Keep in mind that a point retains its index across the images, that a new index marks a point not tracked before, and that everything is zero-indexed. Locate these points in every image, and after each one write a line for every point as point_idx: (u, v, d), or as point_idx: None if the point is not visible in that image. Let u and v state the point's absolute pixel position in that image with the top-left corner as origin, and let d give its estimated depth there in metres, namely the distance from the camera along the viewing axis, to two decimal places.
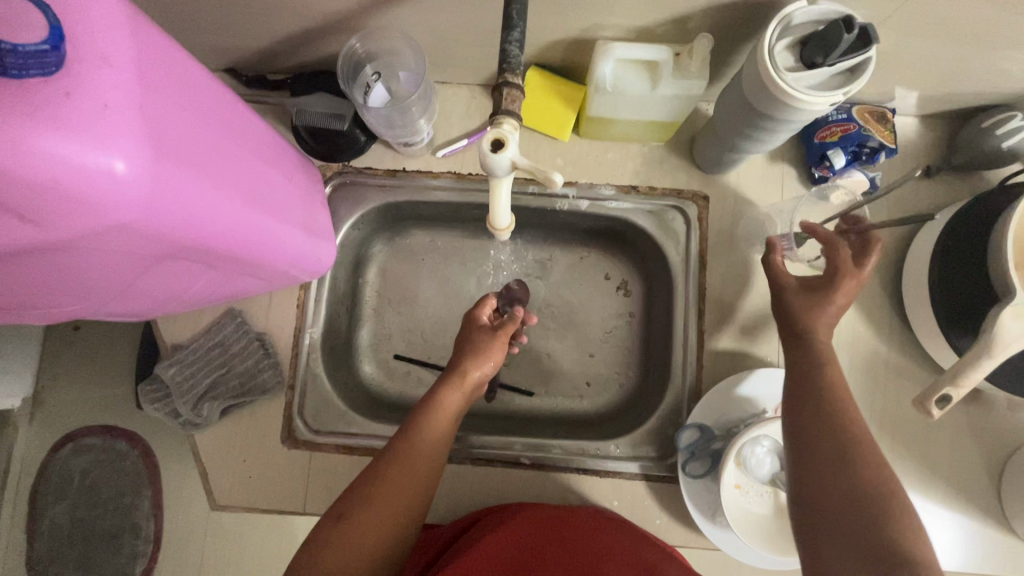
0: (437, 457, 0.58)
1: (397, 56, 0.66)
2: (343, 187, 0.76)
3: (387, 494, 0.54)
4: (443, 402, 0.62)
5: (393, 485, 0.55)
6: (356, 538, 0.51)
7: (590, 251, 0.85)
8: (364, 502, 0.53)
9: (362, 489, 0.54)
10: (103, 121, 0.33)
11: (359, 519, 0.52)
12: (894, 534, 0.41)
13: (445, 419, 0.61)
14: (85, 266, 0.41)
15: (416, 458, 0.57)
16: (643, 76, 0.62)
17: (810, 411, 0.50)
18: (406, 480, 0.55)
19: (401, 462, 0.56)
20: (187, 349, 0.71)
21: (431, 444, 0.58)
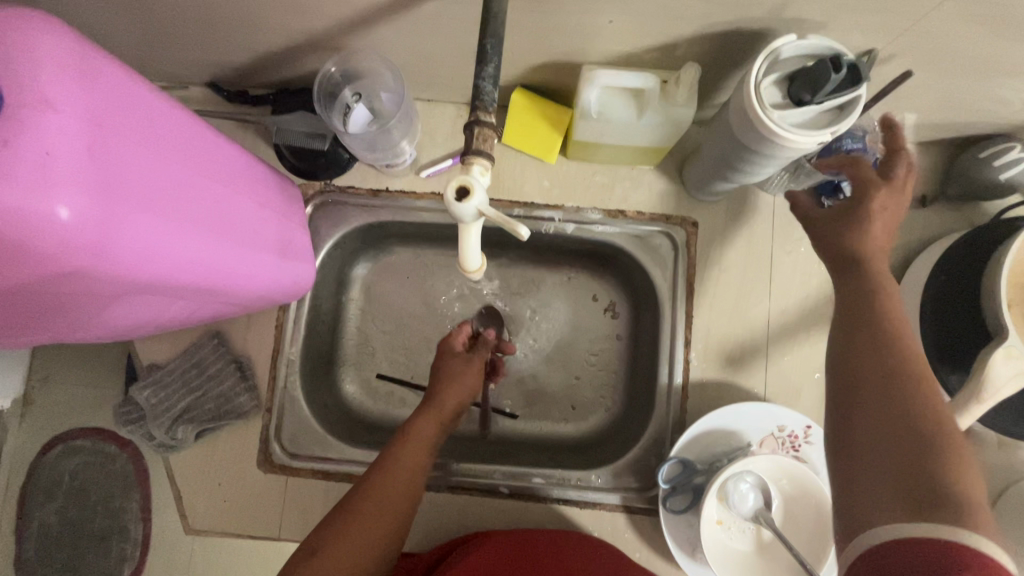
0: (414, 491, 0.57)
1: (377, 77, 0.64)
2: (325, 206, 0.74)
3: (360, 529, 0.52)
4: (422, 430, 0.60)
5: (365, 521, 0.53)
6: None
7: (578, 272, 0.84)
8: (336, 537, 0.51)
9: (333, 524, 0.52)
10: (45, 169, 0.32)
11: (331, 554, 0.50)
12: (938, 473, 0.35)
13: (425, 448, 0.59)
14: (37, 305, 0.39)
15: (391, 491, 0.55)
16: (628, 103, 0.60)
17: (860, 342, 0.42)
18: (381, 515, 0.53)
19: (376, 496, 0.54)
20: (163, 369, 0.70)
21: (408, 476, 0.56)
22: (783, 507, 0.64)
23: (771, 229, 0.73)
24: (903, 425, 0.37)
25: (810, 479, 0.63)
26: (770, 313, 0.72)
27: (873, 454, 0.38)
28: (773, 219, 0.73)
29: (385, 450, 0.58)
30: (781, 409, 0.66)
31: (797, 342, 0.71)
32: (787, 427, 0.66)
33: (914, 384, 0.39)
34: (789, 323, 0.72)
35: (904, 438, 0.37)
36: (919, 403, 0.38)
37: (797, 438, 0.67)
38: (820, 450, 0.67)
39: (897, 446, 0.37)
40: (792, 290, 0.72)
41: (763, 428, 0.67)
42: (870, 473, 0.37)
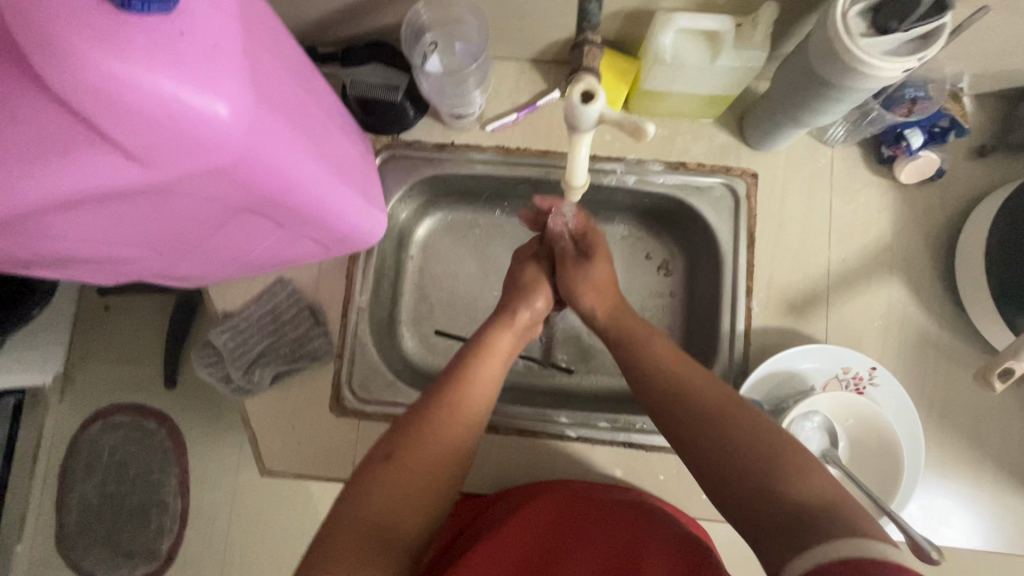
0: (484, 400, 0.60)
1: (461, 27, 0.66)
2: (393, 159, 0.76)
3: (441, 430, 0.55)
4: (494, 346, 0.64)
5: (439, 421, 0.55)
6: (410, 471, 0.51)
7: (633, 229, 0.85)
8: (413, 438, 0.54)
9: (406, 427, 0.55)
10: (209, 60, 0.33)
11: (420, 437, 0.54)
12: (792, 477, 0.44)
13: (497, 360, 0.63)
14: (174, 210, 0.42)
15: (463, 397, 0.58)
16: (702, 47, 0.61)
17: (694, 407, 0.53)
18: (458, 418, 0.57)
19: (453, 403, 0.57)
20: (239, 316, 0.72)
21: (482, 385, 0.60)
22: (847, 444, 0.66)
23: (829, 182, 0.74)
24: (704, 406, 0.52)
25: (876, 416, 0.64)
26: (829, 263, 0.73)
27: (751, 487, 0.45)
28: (831, 172, 0.74)
29: (455, 363, 0.62)
30: (847, 351, 0.67)
31: (857, 291, 0.73)
32: (852, 368, 0.68)
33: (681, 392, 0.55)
34: (848, 272, 0.73)
35: (735, 460, 0.47)
36: (767, 442, 0.47)
37: (861, 380, 0.68)
38: (886, 392, 0.67)
39: (724, 476, 0.48)
40: (850, 241, 0.73)
41: (827, 370, 0.68)
42: (712, 460, 0.49)
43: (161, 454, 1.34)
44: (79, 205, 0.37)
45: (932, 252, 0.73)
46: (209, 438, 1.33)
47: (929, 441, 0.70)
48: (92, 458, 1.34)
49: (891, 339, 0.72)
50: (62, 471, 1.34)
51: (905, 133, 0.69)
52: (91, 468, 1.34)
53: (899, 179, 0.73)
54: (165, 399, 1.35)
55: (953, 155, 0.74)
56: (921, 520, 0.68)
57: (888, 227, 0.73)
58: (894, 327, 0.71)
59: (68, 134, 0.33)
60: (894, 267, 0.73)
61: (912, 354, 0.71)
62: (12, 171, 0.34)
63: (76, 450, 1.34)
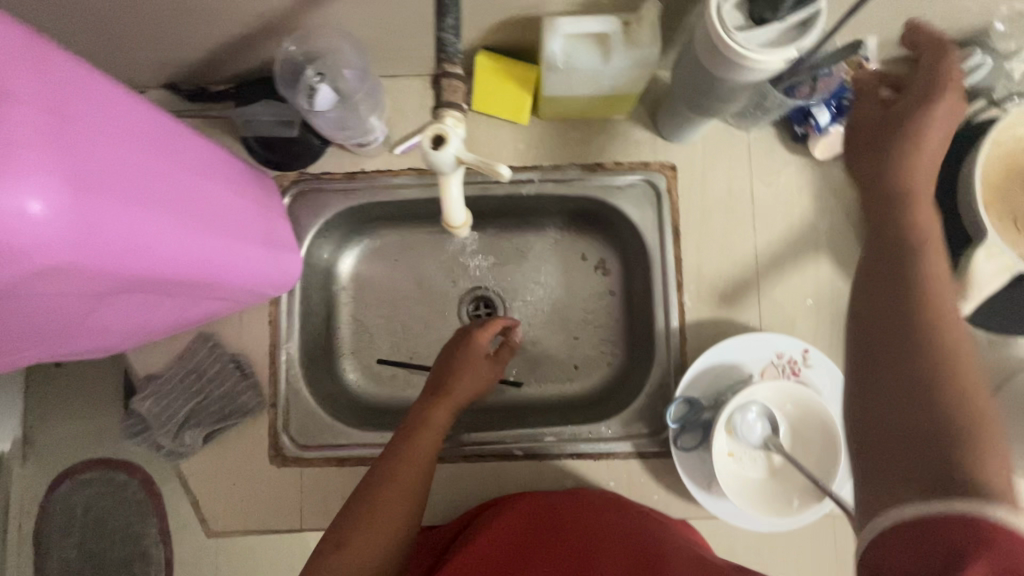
0: (421, 482, 0.59)
1: (338, 54, 0.63)
2: (302, 194, 0.73)
3: (382, 522, 0.55)
4: (429, 423, 0.62)
5: (380, 513, 0.55)
6: (357, 564, 0.53)
7: (564, 233, 0.84)
8: (356, 527, 0.54)
9: (350, 517, 0.55)
10: (12, 163, 0.31)
11: (360, 538, 0.54)
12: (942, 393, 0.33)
13: (433, 435, 0.62)
14: (24, 310, 0.39)
15: (397, 485, 0.57)
16: (594, 50, 0.60)
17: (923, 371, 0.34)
18: (394, 507, 0.56)
19: (388, 491, 0.57)
20: (161, 378, 0.69)
21: (416, 467, 0.59)
22: (788, 429, 0.66)
23: (749, 165, 0.74)
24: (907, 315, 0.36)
25: (811, 399, 0.65)
26: (757, 247, 0.73)
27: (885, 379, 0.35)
28: (750, 154, 0.74)
29: (395, 445, 0.61)
30: (778, 336, 0.67)
31: (786, 272, 0.72)
32: (784, 353, 0.68)
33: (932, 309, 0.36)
34: (776, 254, 0.73)
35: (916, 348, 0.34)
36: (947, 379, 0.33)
37: (796, 363, 0.68)
38: (819, 371, 0.68)
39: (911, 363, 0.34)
40: (775, 223, 0.73)
41: (763, 357, 0.68)
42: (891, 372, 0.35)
43: (136, 507, 1.31)
44: None
45: (856, 225, 0.73)
46: None
47: None
48: (66, 519, 1.32)
49: (824, 317, 0.72)
50: (38, 536, 1.31)
51: (812, 112, 0.69)
52: (67, 529, 1.32)
53: (814, 155, 0.72)
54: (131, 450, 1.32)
55: None
56: None
57: (811, 203, 0.73)
58: (826, 303, 0.72)
59: None
60: (821, 243, 0.73)
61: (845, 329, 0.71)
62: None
63: (48, 514, 1.31)
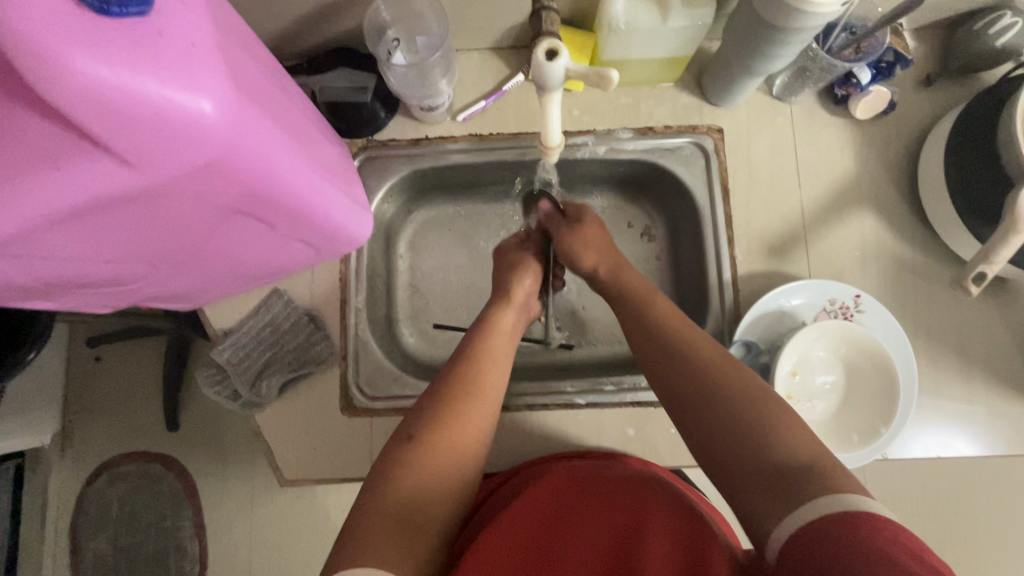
0: (501, 374, 0.63)
1: (421, 21, 0.69)
2: (370, 160, 0.78)
3: (461, 421, 0.57)
4: (501, 326, 0.67)
5: (460, 404, 0.58)
6: (435, 454, 0.53)
7: (612, 201, 0.88)
8: (433, 420, 0.56)
9: (425, 415, 0.56)
10: (191, 58, 0.35)
11: (441, 425, 0.56)
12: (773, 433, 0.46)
13: (503, 338, 0.66)
14: (166, 216, 0.43)
15: (478, 377, 0.61)
16: (653, 11, 0.64)
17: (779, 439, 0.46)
18: (476, 401, 0.59)
19: (467, 387, 0.59)
20: (239, 331, 0.72)
21: (492, 365, 0.62)
22: (845, 372, 0.69)
23: (791, 128, 0.78)
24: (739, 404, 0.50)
25: (866, 340, 0.67)
26: (803, 204, 0.76)
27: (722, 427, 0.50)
28: (791, 118, 0.78)
29: (467, 344, 0.65)
30: (831, 282, 0.70)
31: (831, 227, 0.76)
32: (837, 299, 0.71)
33: (737, 418, 0.49)
34: (821, 210, 0.76)
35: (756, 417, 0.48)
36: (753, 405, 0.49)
37: (849, 309, 0.70)
38: (873, 317, 0.70)
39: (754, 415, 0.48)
40: (817, 181, 0.77)
41: (816, 304, 0.71)
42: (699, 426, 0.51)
43: (172, 498, 1.32)
44: (71, 218, 0.38)
45: (895, 182, 0.76)
46: (218, 472, 1.32)
47: (919, 359, 0.73)
48: (102, 511, 1.32)
49: (870, 268, 0.74)
50: (73, 529, 1.32)
51: (854, 72, 0.72)
52: (101, 522, 1.32)
53: (855, 116, 0.76)
54: (169, 439, 1.33)
55: (902, 88, 0.77)
56: (920, 441, 0.71)
57: (851, 162, 0.77)
58: (871, 255, 0.75)
59: (57, 145, 0.34)
60: (862, 200, 0.76)
61: (891, 279, 0.74)
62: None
63: (84, 507, 1.32)
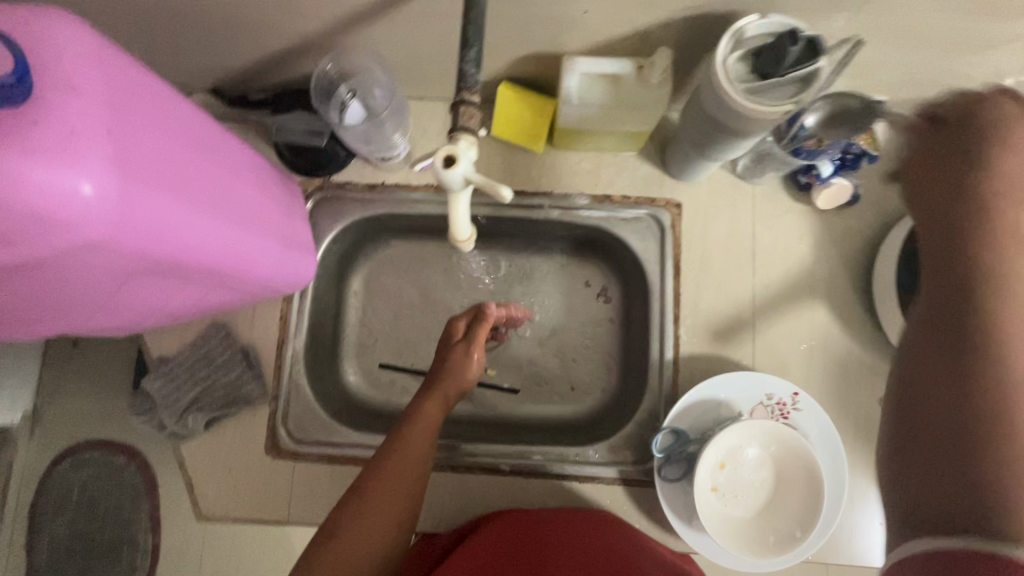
0: (416, 469, 0.60)
1: (371, 73, 0.68)
2: (325, 201, 0.78)
3: (366, 522, 0.56)
4: (423, 415, 0.64)
5: (373, 499, 0.57)
6: (338, 556, 0.54)
7: (569, 258, 0.87)
8: (354, 517, 0.56)
9: (341, 515, 0.57)
10: (72, 146, 0.35)
11: (348, 530, 0.55)
12: None
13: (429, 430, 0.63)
14: (64, 283, 0.43)
15: (388, 478, 0.58)
16: (609, 89, 0.64)
17: None
18: (380, 495, 0.57)
19: (381, 484, 0.58)
20: (172, 363, 0.73)
21: (406, 460, 0.60)
22: (774, 472, 0.67)
23: (753, 208, 0.76)
24: None
25: (796, 443, 0.65)
26: (755, 289, 0.75)
27: None
28: (754, 198, 0.76)
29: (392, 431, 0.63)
30: (769, 377, 0.69)
31: (781, 315, 0.74)
32: (775, 394, 0.69)
33: None
34: (773, 297, 0.74)
35: None
36: None
37: (785, 405, 0.69)
38: (808, 416, 0.68)
39: None
40: (773, 266, 0.75)
41: (752, 397, 0.69)
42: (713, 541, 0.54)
43: None
44: None
45: (854, 275, 0.74)
46: None
47: (856, 461, 0.71)
48: None
49: (817, 362, 0.73)
50: None
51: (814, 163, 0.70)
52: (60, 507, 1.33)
53: (818, 206, 0.74)
54: None
55: (871, 179, 0.75)
56: (845, 549, 0.69)
57: (810, 250, 0.75)
58: (818, 348, 0.73)
59: None
60: (817, 290, 0.74)
61: (836, 376, 0.72)
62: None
63: None
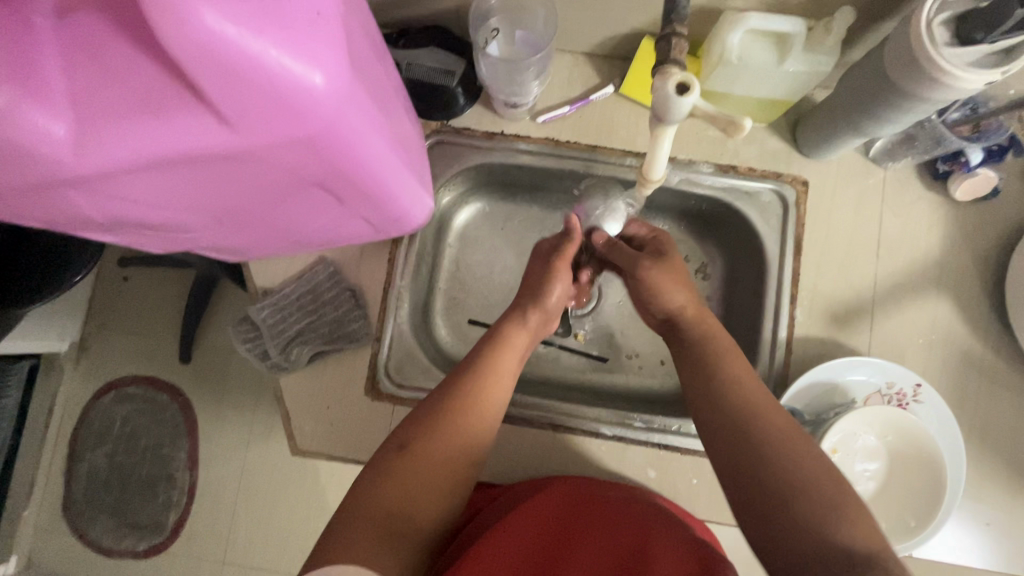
0: (501, 396, 0.60)
1: (532, 16, 0.68)
2: (440, 144, 0.75)
3: (447, 437, 0.54)
4: (508, 343, 0.63)
5: (453, 417, 0.56)
6: (413, 472, 0.52)
7: (674, 231, 0.84)
8: (429, 435, 0.54)
9: (417, 430, 0.55)
10: (315, 27, 0.33)
11: (421, 446, 0.53)
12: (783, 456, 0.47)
13: (513, 357, 0.63)
14: (249, 176, 0.42)
15: (470, 403, 0.57)
16: (771, 49, 0.61)
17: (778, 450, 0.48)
18: (465, 418, 0.56)
19: (465, 408, 0.57)
20: (279, 293, 0.72)
21: (494, 388, 0.59)
22: (889, 460, 0.66)
23: (882, 194, 0.74)
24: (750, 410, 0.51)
25: (919, 432, 0.64)
26: (876, 276, 0.72)
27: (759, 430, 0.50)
28: (883, 183, 0.74)
29: (473, 355, 0.62)
30: (893, 365, 0.66)
31: (902, 305, 0.72)
32: (896, 383, 0.67)
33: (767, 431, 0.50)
34: (895, 286, 0.72)
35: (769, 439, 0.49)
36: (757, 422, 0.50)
37: (904, 396, 0.67)
38: (928, 410, 0.67)
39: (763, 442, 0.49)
40: (897, 255, 0.73)
41: (871, 384, 0.68)
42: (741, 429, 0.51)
43: (172, 428, 1.31)
44: (156, 166, 0.37)
45: (981, 272, 0.72)
46: (221, 412, 1.30)
47: (968, 462, 0.69)
48: (103, 429, 1.31)
49: (935, 359, 0.70)
50: (73, 440, 1.31)
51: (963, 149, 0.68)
52: (101, 438, 1.31)
53: (953, 195, 0.72)
54: (179, 372, 1.32)
55: (1009, 175, 0.72)
56: (948, 544, 0.67)
57: (937, 242, 0.72)
58: (938, 343, 0.71)
59: (158, 92, 0.33)
60: (940, 284, 0.72)
61: (954, 373, 0.70)
62: (82, 130, 0.34)
63: (88, 420, 1.32)
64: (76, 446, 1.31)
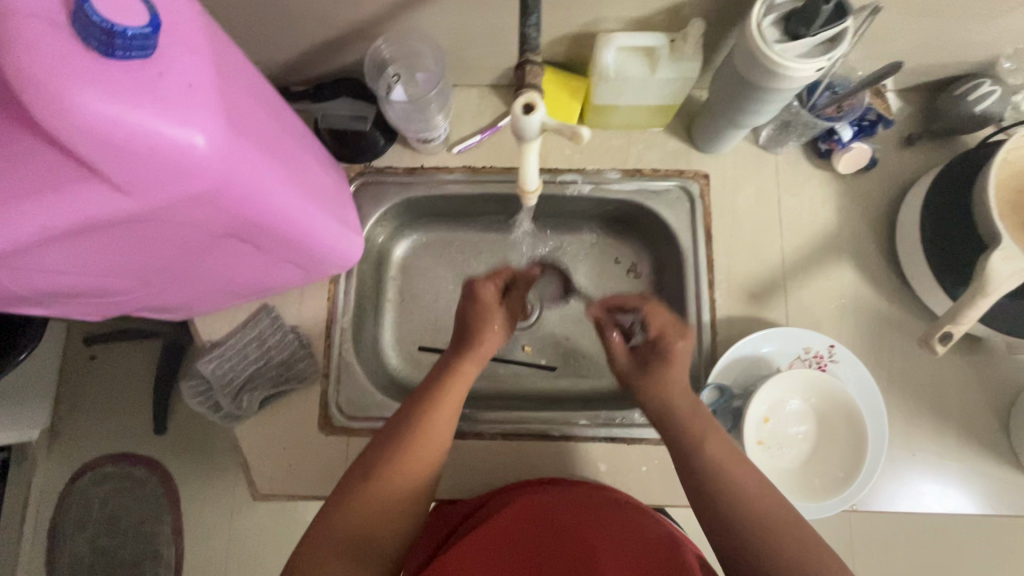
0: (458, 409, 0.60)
1: (418, 58, 0.72)
2: (366, 185, 0.80)
3: (411, 462, 0.56)
4: (464, 355, 0.63)
5: (412, 441, 0.56)
6: (379, 500, 0.53)
7: (600, 237, 0.90)
8: (388, 458, 0.55)
9: (382, 452, 0.56)
10: (188, 97, 0.38)
11: (383, 470, 0.54)
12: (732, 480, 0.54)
13: (467, 375, 0.63)
14: (159, 235, 0.46)
15: (427, 423, 0.58)
16: (643, 62, 0.67)
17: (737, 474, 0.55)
18: (422, 442, 0.56)
19: (424, 434, 0.57)
20: (225, 345, 0.74)
21: (451, 403, 0.60)
22: (817, 421, 0.70)
23: (777, 176, 0.80)
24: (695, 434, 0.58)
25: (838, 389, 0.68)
26: (783, 252, 0.78)
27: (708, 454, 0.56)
28: (776, 167, 0.80)
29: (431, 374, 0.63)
30: (805, 330, 0.72)
31: (811, 276, 0.77)
32: (812, 347, 0.72)
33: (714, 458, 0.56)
34: (801, 259, 0.78)
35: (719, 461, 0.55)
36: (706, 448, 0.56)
37: (822, 358, 0.72)
38: (845, 367, 0.71)
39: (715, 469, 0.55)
40: (799, 230, 0.78)
41: (790, 352, 0.72)
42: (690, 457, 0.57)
43: (152, 502, 1.29)
44: (66, 237, 0.41)
45: (876, 235, 0.78)
46: (200, 477, 1.29)
47: (892, 412, 0.73)
48: (82, 513, 1.30)
49: (848, 320, 0.76)
50: (51, 529, 1.29)
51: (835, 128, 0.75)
52: (80, 523, 1.29)
53: (837, 169, 0.78)
54: (154, 444, 1.32)
55: (885, 144, 0.79)
56: (889, 493, 0.71)
57: (833, 213, 0.78)
58: (848, 306, 0.76)
59: (57, 172, 0.38)
60: (842, 251, 0.78)
61: (866, 331, 0.75)
62: None
63: (65, 506, 1.30)
64: (55, 535, 1.28)
